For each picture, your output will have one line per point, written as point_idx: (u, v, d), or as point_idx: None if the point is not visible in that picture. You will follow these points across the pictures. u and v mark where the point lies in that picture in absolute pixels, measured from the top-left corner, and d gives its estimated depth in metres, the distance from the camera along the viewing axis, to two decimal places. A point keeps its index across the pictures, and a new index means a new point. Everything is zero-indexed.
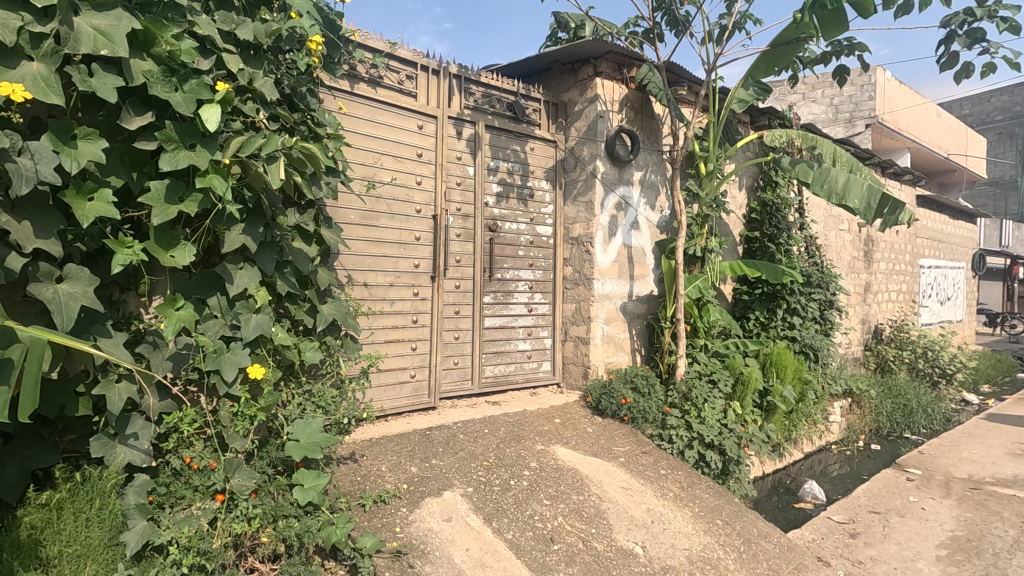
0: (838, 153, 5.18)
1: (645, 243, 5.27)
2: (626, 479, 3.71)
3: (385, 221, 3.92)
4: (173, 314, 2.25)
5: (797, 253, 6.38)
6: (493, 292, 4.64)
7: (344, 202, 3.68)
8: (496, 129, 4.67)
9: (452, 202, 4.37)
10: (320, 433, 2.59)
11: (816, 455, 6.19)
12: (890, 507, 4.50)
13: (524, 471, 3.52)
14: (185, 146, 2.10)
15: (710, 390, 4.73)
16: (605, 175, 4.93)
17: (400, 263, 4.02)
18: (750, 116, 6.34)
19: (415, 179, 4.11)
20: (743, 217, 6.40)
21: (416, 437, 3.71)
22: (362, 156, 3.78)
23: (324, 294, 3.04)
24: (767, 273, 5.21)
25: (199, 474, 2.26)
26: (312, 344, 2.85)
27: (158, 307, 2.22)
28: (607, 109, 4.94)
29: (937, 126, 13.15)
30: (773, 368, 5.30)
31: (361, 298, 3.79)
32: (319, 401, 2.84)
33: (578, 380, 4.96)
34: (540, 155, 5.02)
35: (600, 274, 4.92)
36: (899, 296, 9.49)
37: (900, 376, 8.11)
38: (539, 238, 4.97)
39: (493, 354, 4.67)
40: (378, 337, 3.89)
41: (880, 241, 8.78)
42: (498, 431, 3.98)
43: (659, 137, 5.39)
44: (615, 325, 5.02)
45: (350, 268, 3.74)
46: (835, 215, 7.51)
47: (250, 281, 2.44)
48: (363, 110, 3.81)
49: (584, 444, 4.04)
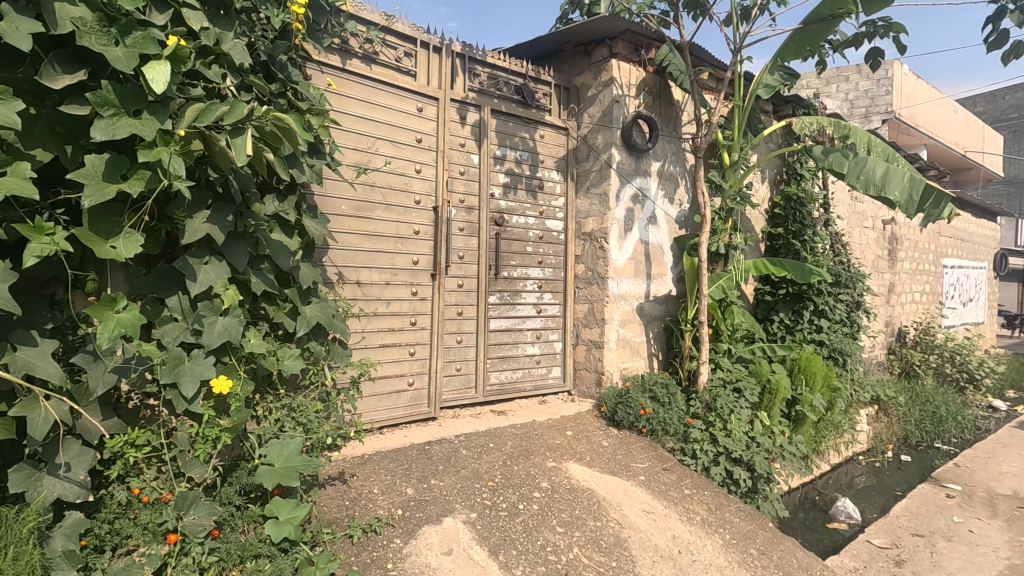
0: (873, 141, 4.72)
1: (663, 239, 4.88)
2: (647, 502, 3.32)
3: (380, 212, 3.55)
4: (111, 318, 1.80)
5: (823, 252, 5.98)
6: (499, 292, 4.26)
7: (334, 191, 3.32)
8: (503, 114, 4.30)
9: (455, 193, 3.99)
10: (299, 456, 2.23)
11: (842, 467, 5.80)
12: (935, 529, 4.09)
13: (534, 493, 3.14)
14: (128, 112, 1.71)
15: (736, 400, 4.32)
16: (621, 165, 4.53)
17: (397, 259, 3.64)
18: (773, 104, 5.94)
19: (414, 167, 3.73)
20: (765, 213, 6.00)
21: (413, 453, 3.34)
22: (356, 140, 3.42)
23: (307, 293, 2.67)
24: (795, 273, 4.82)
25: (148, 509, 1.91)
26: (291, 350, 2.49)
27: (91, 308, 1.75)
28: (624, 93, 4.54)
29: (955, 122, 12.71)
30: (802, 375, 4.89)
31: (353, 297, 3.42)
32: (300, 418, 2.47)
33: (590, 387, 4.58)
34: (550, 143, 4.63)
35: (615, 273, 4.51)
36: (923, 298, 9.06)
37: (927, 382, 7.68)
38: (548, 234, 4.60)
39: (500, 359, 4.29)
40: (372, 341, 3.52)
41: (905, 240, 8.35)
42: (505, 446, 3.60)
43: (679, 124, 5.00)
44: (630, 328, 4.63)
45: (341, 265, 3.36)
46: (859, 212, 7.11)
47: (216, 278, 2.16)
48: (356, 89, 3.43)
49: (600, 460, 3.65)
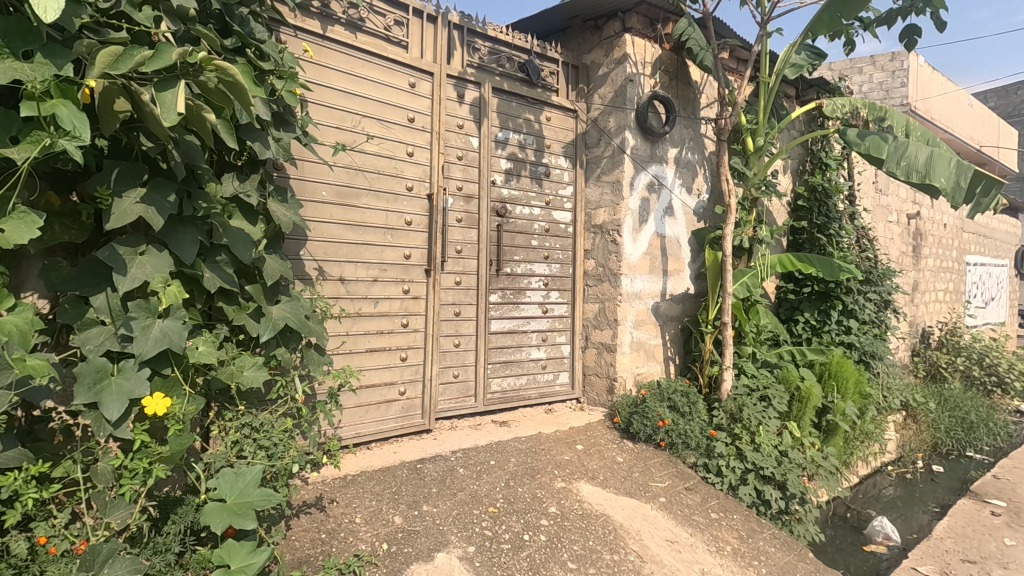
0: (911, 123, 4.28)
1: (680, 232, 4.46)
2: (670, 529, 2.91)
3: (366, 200, 3.15)
4: None
5: (850, 247, 5.55)
6: (500, 291, 3.86)
7: (313, 174, 2.92)
8: (505, 93, 3.89)
9: (452, 180, 3.59)
10: (257, 488, 1.84)
11: (869, 478, 5.39)
12: (988, 555, 3.66)
13: (541, 520, 2.73)
14: (16, 54, 1.31)
15: (764, 409, 3.90)
16: (635, 150, 4.12)
17: (386, 253, 3.24)
18: (795, 89, 5.52)
19: (405, 149, 3.32)
20: (788, 205, 5.57)
21: (403, 473, 2.94)
22: (339, 118, 3.03)
23: (274, 290, 2.27)
24: (824, 269, 4.38)
25: (57, 563, 1.50)
26: (252, 360, 2.09)
27: None
28: (638, 72, 4.12)
29: (972, 115, 12.23)
30: (833, 381, 4.46)
31: (335, 296, 3.02)
32: (262, 440, 2.06)
33: (602, 394, 4.17)
34: (557, 127, 4.22)
35: (628, 269, 4.10)
36: (946, 297, 8.61)
37: (955, 386, 7.23)
38: (555, 226, 4.19)
39: (502, 365, 3.89)
40: (358, 345, 3.11)
41: (929, 235, 7.90)
42: (507, 464, 3.19)
43: (697, 106, 4.58)
44: (645, 330, 4.23)
45: (321, 259, 2.97)
46: (883, 205, 6.67)
47: (153, 272, 1.76)
48: (339, 60, 3.03)
49: (615, 480, 3.24)
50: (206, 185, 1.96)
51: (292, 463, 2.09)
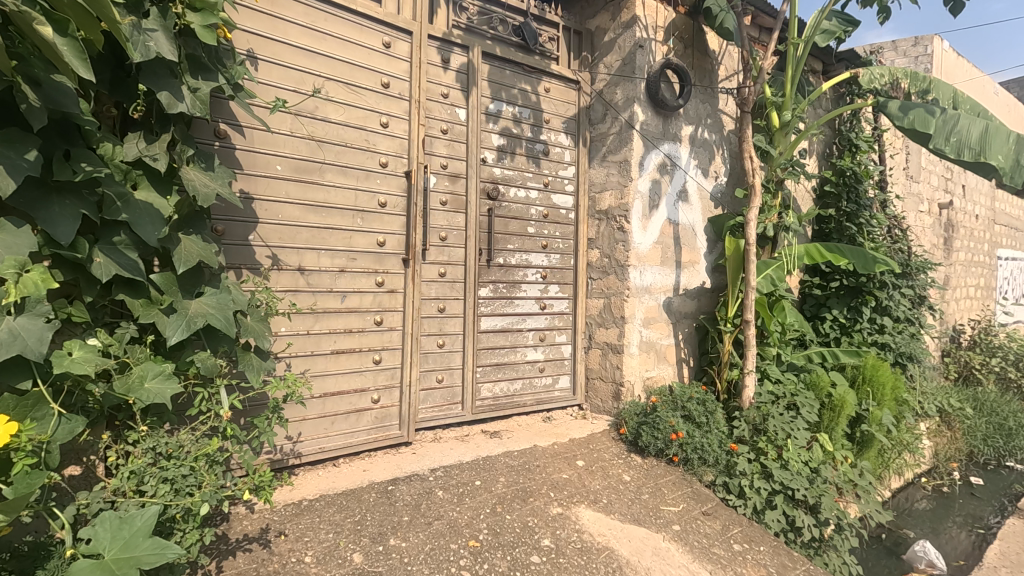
0: (959, 95, 3.78)
1: (695, 220, 3.99)
2: (686, 566, 2.43)
3: (331, 176, 2.70)
4: None
5: (882, 238, 5.04)
6: (492, 284, 3.41)
7: (264, 145, 2.49)
8: (497, 59, 3.42)
9: (435, 156, 3.13)
10: (147, 539, 1.38)
11: (901, 491, 4.90)
12: None
13: (532, 557, 2.27)
14: None
15: (793, 420, 3.41)
16: (645, 127, 3.64)
17: (355, 239, 2.79)
18: (822, 63, 5.01)
19: (378, 118, 2.87)
20: (813, 191, 5.07)
21: (371, 497, 2.49)
22: (298, 80, 2.59)
23: (196, 279, 1.84)
24: (857, 260, 3.86)
25: None
26: (159, 368, 1.65)
27: None
28: (649, 36, 3.64)
29: (998, 104, 11.59)
30: (868, 386, 3.97)
31: (292, 289, 2.58)
32: (167, 473, 1.60)
33: (606, 401, 3.72)
34: (558, 100, 3.76)
35: (637, 260, 3.63)
36: (977, 293, 8.05)
37: (992, 389, 6.67)
38: (555, 211, 3.73)
39: (494, 367, 3.44)
40: (321, 346, 2.68)
41: (960, 226, 7.33)
42: (496, 484, 2.74)
43: (715, 78, 4.08)
44: (655, 328, 3.77)
45: (275, 246, 2.53)
46: (914, 193, 6.13)
47: (5, 252, 1.33)
48: (297, 10, 2.58)
49: (620, 504, 2.78)
50: (100, 145, 1.59)
51: (203, 501, 1.60)
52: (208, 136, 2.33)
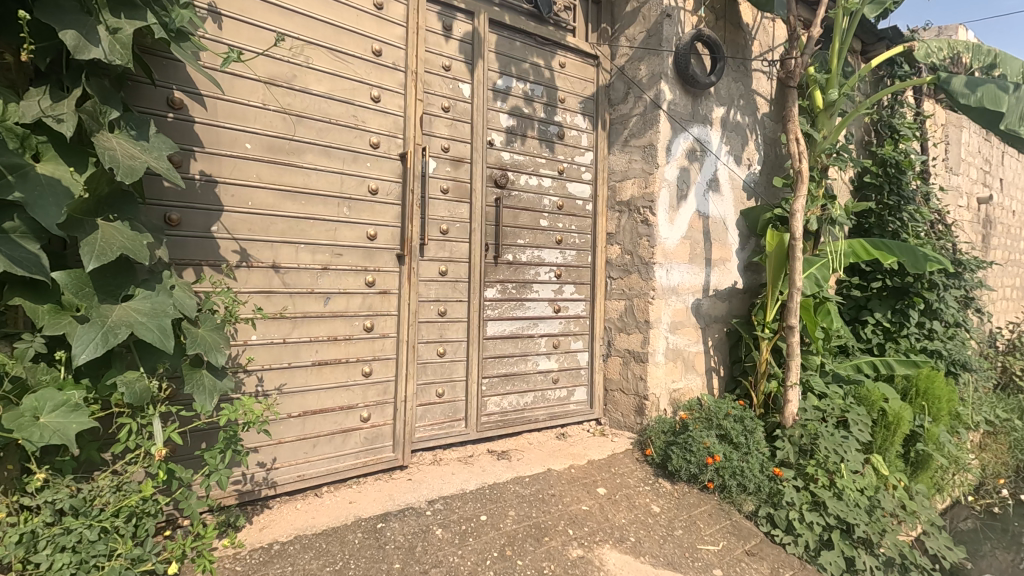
0: None
1: (726, 212, 3.56)
2: None
3: (311, 157, 2.30)
4: None
5: (926, 234, 4.59)
6: (499, 283, 2.99)
7: (229, 118, 2.10)
8: (506, 28, 3.01)
9: (435, 137, 2.72)
10: None
11: (947, 512, 4.45)
12: None
13: None
14: None
15: (844, 441, 2.98)
16: (673, 106, 3.22)
17: (340, 232, 2.38)
18: (861, 42, 4.57)
19: (369, 91, 2.47)
20: (850, 182, 4.63)
21: (356, 538, 2.09)
22: (270, 43, 2.19)
23: (124, 277, 1.43)
24: (910, 257, 3.42)
25: None
26: (63, 397, 1.28)
27: None
28: (676, 5, 3.22)
29: None
30: (922, 399, 3.53)
31: (265, 290, 2.18)
32: (64, 541, 1.23)
33: (628, 416, 3.30)
34: (573, 77, 3.34)
35: (663, 257, 3.22)
36: (1013, 294, 7.56)
37: None
38: (570, 202, 3.31)
39: (501, 378, 3.03)
40: (299, 357, 2.28)
41: (998, 222, 6.84)
42: (504, 520, 2.32)
43: (749, 55, 3.64)
44: (683, 333, 3.35)
45: (243, 239, 2.13)
46: (954, 185, 5.66)
47: None
48: None
49: (651, 543, 2.35)
50: None
51: None
52: (159, 106, 1.94)
